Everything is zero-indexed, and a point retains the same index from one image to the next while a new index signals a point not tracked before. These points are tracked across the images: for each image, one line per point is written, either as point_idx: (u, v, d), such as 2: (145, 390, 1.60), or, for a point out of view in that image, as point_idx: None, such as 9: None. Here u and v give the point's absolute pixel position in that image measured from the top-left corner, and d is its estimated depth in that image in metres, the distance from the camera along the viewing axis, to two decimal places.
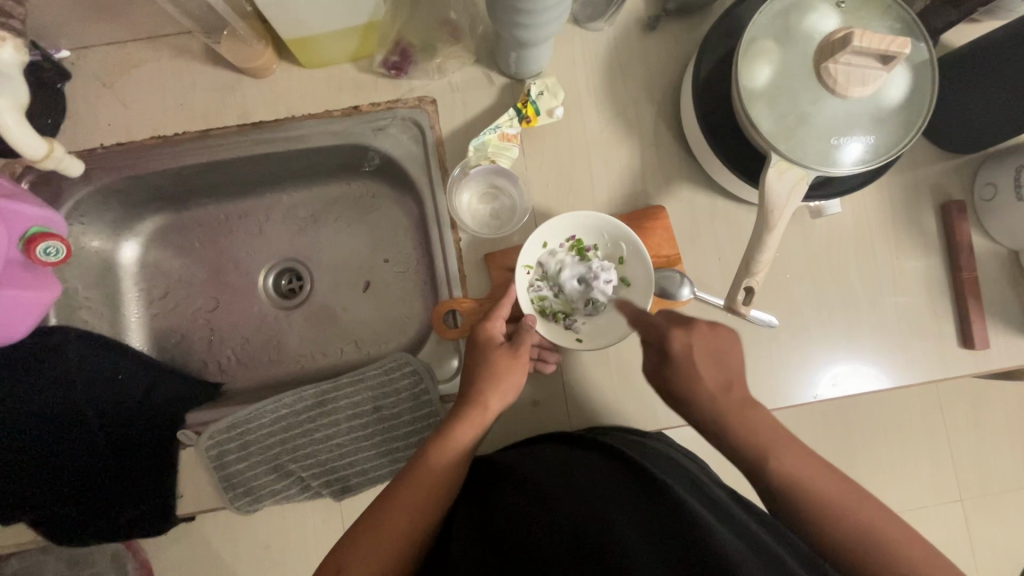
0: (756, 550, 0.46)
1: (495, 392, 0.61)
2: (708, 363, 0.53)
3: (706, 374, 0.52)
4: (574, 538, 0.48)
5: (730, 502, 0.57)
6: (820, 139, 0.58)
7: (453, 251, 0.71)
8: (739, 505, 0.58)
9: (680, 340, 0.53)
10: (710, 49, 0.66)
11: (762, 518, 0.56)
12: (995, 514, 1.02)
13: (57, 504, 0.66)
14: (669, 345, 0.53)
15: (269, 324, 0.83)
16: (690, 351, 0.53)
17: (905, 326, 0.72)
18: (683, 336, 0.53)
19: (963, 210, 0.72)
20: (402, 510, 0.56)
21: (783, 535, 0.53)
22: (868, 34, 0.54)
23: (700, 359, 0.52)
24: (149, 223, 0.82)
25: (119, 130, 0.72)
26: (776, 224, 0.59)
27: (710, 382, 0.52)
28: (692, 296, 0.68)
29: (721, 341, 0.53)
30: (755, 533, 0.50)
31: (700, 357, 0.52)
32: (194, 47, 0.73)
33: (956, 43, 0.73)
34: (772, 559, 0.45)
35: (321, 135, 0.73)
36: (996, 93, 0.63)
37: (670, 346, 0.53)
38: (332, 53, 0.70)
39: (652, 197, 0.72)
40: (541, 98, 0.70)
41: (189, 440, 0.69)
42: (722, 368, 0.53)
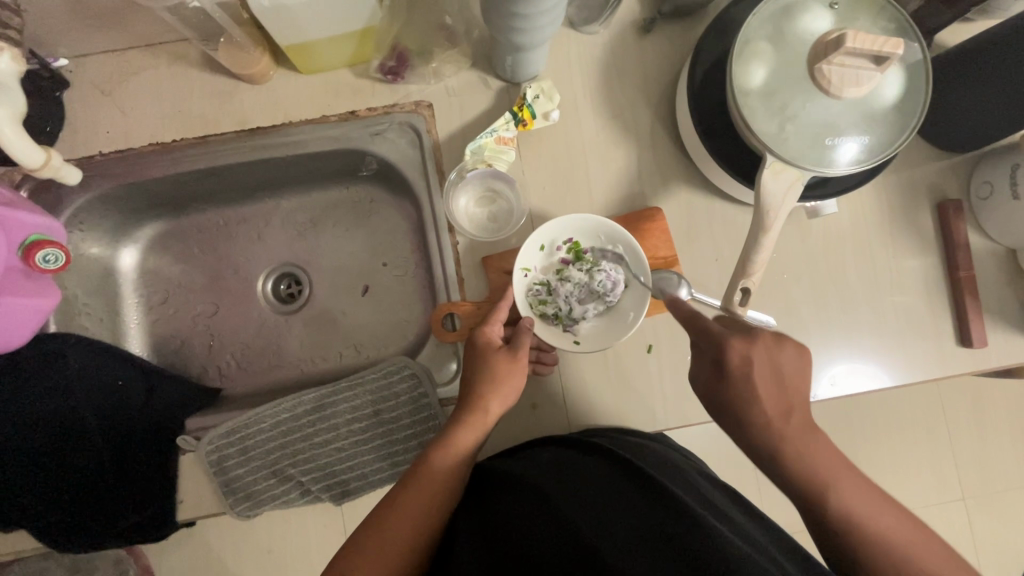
0: (754, 551, 0.46)
1: (494, 396, 0.61)
2: (769, 385, 0.50)
3: (765, 392, 0.49)
4: (573, 539, 0.48)
5: (730, 505, 0.56)
6: (815, 139, 0.58)
7: (451, 254, 0.71)
8: (740, 507, 0.57)
9: (739, 353, 0.50)
10: (705, 51, 0.66)
11: (763, 521, 0.55)
12: (997, 513, 1.02)
13: (57, 511, 0.67)
14: (729, 357, 0.50)
15: (269, 329, 0.84)
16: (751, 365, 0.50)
17: (903, 325, 0.72)
18: (742, 347, 0.50)
19: (959, 210, 0.72)
20: (404, 514, 0.56)
21: (783, 539, 0.52)
22: (861, 35, 0.54)
23: (760, 380, 0.49)
24: (148, 229, 0.82)
25: (117, 137, 0.72)
26: (772, 225, 0.59)
27: (770, 408, 0.49)
28: (691, 297, 0.64)
29: (783, 358, 0.50)
30: (755, 536, 0.50)
31: (760, 377, 0.49)
32: (192, 54, 0.73)
33: (951, 42, 0.73)
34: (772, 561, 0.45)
35: (319, 140, 0.73)
36: (991, 93, 0.63)
37: (729, 359, 0.50)
38: (329, 58, 0.71)
39: (649, 199, 0.72)
40: (538, 102, 0.70)
41: (189, 445, 0.70)
42: (781, 391, 0.50)
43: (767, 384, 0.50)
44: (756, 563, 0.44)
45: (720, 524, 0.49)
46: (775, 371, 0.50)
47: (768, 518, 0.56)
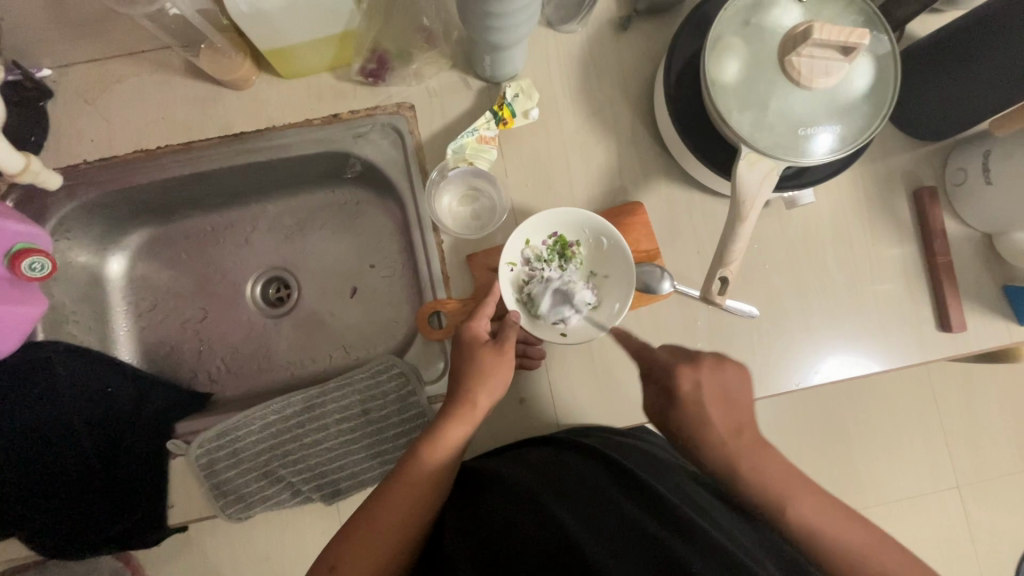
0: (735, 546, 0.46)
1: (481, 389, 0.61)
2: (719, 406, 0.53)
3: (713, 411, 0.53)
4: (555, 536, 0.49)
5: (717, 504, 0.57)
6: (788, 129, 0.59)
7: (436, 253, 0.72)
8: (726, 505, 0.58)
9: (688, 378, 0.54)
10: (680, 47, 0.67)
11: (749, 519, 0.55)
12: (990, 498, 1.02)
13: (49, 518, 0.67)
14: (677, 382, 0.55)
15: (259, 332, 0.84)
16: (699, 391, 0.54)
17: (884, 312, 0.73)
18: (691, 374, 0.54)
19: (935, 196, 0.74)
20: (391, 510, 0.56)
21: (770, 539, 0.52)
22: (828, 26, 0.55)
23: (710, 404, 0.53)
24: (135, 237, 0.83)
25: (102, 146, 0.72)
26: (748, 215, 0.60)
27: (722, 426, 0.52)
28: (673, 289, 0.69)
29: (727, 382, 0.54)
30: (735, 533, 0.50)
31: (708, 402, 0.53)
32: (174, 62, 0.74)
33: (921, 33, 0.75)
34: (754, 560, 0.45)
35: (303, 143, 0.74)
36: (961, 82, 0.64)
37: (680, 387, 0.54)
38: (310, 62, 0.71)
39: (631, 193, 0.73)
40: (517, 100, 0.71)
41: (178, 450, 0.69)
42: (732, 409, 0.53)
43: (717, 406, 0.53)
44: (737, 558, 0.44)
45: (703, 523, 0.49)
46: (724, 397, 0.54)
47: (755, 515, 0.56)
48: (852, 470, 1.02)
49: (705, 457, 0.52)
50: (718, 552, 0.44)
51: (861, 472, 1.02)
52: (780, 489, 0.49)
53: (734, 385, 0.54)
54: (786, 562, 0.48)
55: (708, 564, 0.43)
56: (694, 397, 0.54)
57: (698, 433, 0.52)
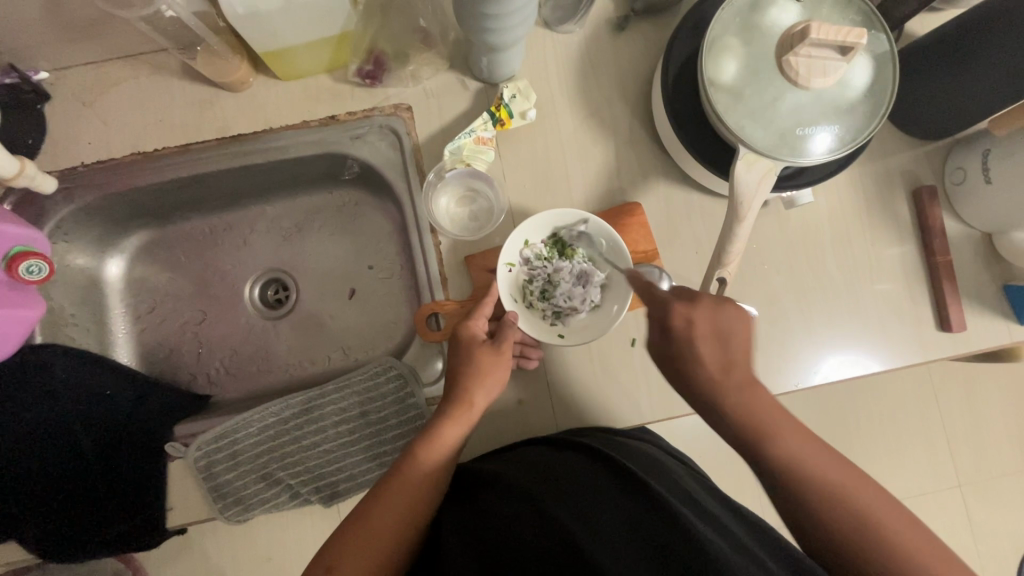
0: (730, 543, 0.46)
1: (479, 389, 0.61)
2: (710, 341, 0.50)
3: (706, 349, 0.49)
4: (554, 534, 0.49)
5: (716, 503, 0.57)
6: (786, 129, 0.59)
7: (434, 254, 0.72)
8: (725, 504, 0.58)
9: (681, 315, 0.50)
10: (677, 47, 0.67)
11: (747, 517, 0.55)
12: (990, 497, 1.02)
13: (48, 522, 0.67)
14: (669, 320, 0.51)
15: (257, 334, 0.84)
16: (691, 330, 0.50)
17: (883, 311, 0.73)
18: (685, 312, 0.50)
19: (934, 195, 0.73)
20: (388, 510, 0.56)
21: (768, 535, 0.52)
22: (825, 26, 0.55)
23: (704, 340, 0.49)
24: (133, 239, 0.83)
25: (99, 148, 0.72)
26: (746, 214, 0.59)
27: (712, 363, 0.49)
28: (670, 290, 0.68)
29: (725, 320, 0.50)
30: (731, 529, 0.50)
31: (702, 336, 0.50)
32: (171, 64, 0.74)
33: (919, 32, 0.75)
34: (751, 555, 0.45)
35: (300, 145, 0.74)
36: (960, 80, 0.64)
37: (672, 324, 0.50)
38: (307, 64, 0.71)
39: (629, 194, 0.73)
40: (514, 101, 0.71)
41: (176, 452, 0.69)
42: (724, 347, 0.50)
43: (710, 343, 0.50)
44: (734, 555, 0.44)
45: (701, 520, 0.49)
46: (718, 332, 0.50)
47: (752, 514, 0.56)
48: None
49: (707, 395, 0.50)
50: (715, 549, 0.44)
51: (862, 472, 1.01)
52: (769, 429, 0.49)
53: (730, 324, 0.50)
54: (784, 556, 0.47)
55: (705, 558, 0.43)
56: (688, 333, 0.50)
57: (688, 371, 0.50)
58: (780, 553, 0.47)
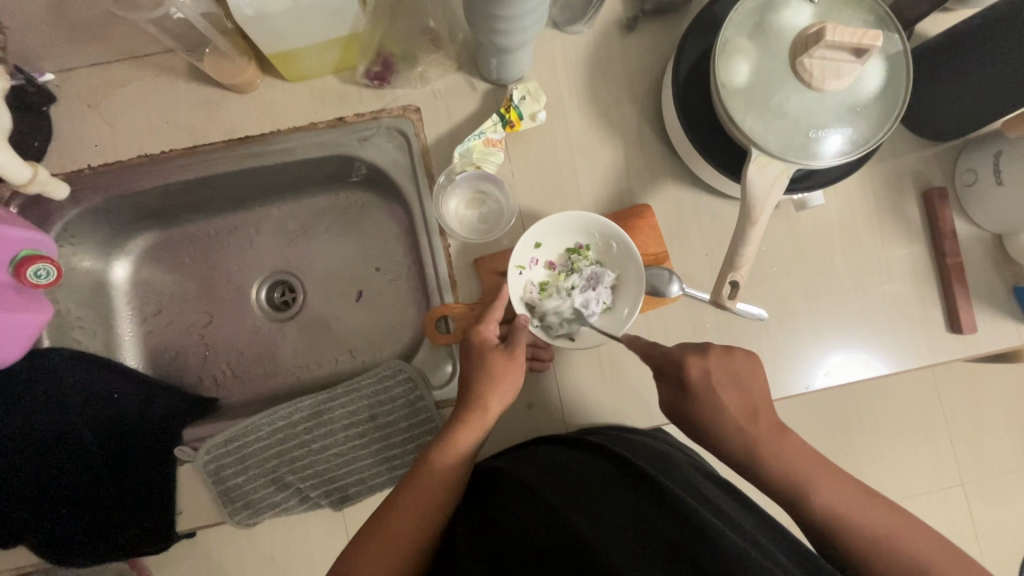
0: (749, 545, 0.45)
1: (492, 393, 0.61)
2: (728, 389, 0.53)
3: (725, 397, 0.52)
4: (568, 535, 0.49)
5: (726, 498, 0.57)
6: (800, 132, 0.58)
7: (443, 257, 0.71)
8: (734, 498, 0.58)
9: (698, 367, 0.53)
10: (687, 48, 0.67)
11: (761, 514, 0.55)
12: (995, 496, 1.02)
13: (57, 526, 0.67)
14: (686, 374, 0.53)
15: (264, 336, 0.84)
16: (709, 379, 0.52)
17: (893, 313, 0.73)
18: (700, 362, 0.53)
19: (945, 196, 0.73)
20: (403, 515, 0.56)
21: (780, 530, 0.52)
22: (840, 28, 0.54)
23: (721, 389, 0.52)
24: (139, 241, 0.82)
25: (105, 150, 0.72)
26: (760, 219, 0.59)
27: (734, 410, 0.52)
28: (682, 292, 0.68)
29: (739, 369, 0.53)
30: (744, 525, 0.50)
31: (720, 385, 0.52)
32: (177, 65, 0.73)
33: (930, 32, 0.74)
34: (766, 553, 0.45)
35: (308, 147, 0.73)
36: (970, 82, 0.64)
37: (689, 376, 0.53)
38: (314, 66, 0.71)
39: (638, 196, 0.73)
40: (524, 103, 0.70)
41: (185, 457, 0.69)
42: (743, 392, 0.53)
43: (729, 391, 0.53)
44: (753, 558, 0.43)
45: (714, 518, 0.49)
46: (736, 383, 0.53)
47: (768, 514, 0.55)
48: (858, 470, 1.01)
49: (727, 441, 0.52)
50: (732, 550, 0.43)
51: (867, 473, 1.01)
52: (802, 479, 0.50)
53: (743, 369, 0.54)
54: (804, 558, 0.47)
55: (722, 558, 0.43)
56: (706, 384, 0.52)
57: (714, 421, 0.52)
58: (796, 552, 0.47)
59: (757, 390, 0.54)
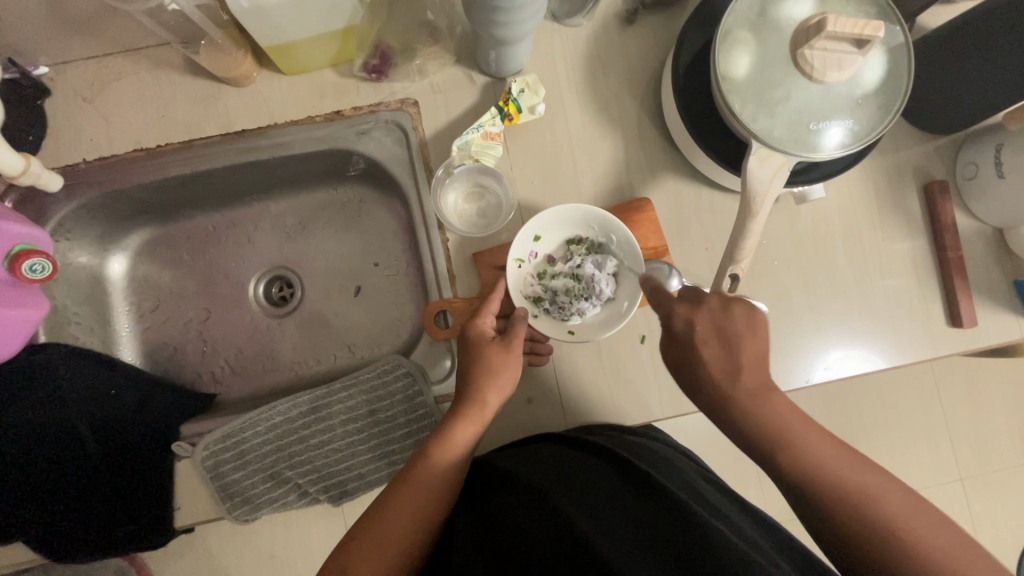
0: (751, 548, 0.45)
1: (491, 387, 0.60)
2: (715, 345, 0.50)
3: (709, 352, 0.50)
4: (566, 530, 0.48)
5: (726, 503, 0.56)
6: (801, 125, 0.58)
7: (442, 251, 0.71)
8: (736, 504, 0.57)
9: (683, 319, 0.51)
10: (688, 40, 0.66)
11: (764, 521, 0.55)
12: (994, 491, 1.02)
13: (54, 523, 0.66)
14: (672, 326, 0.52)
15: (262, 332, 0.83)
16: (694, 330, 0.50)
17: (894, 307, 0.73)
18: (685, 313, 0.51)
19: (945, 189, 0.73)
20: (402, 511, 0.56)
21: (780, 535, 0.52)
22: (841, 18, 0.54)
23: (706, 341, 0.50)
24: (136, 237, 0.82)
25: (101, 144, 0.71)
26: (759, 211, 0.59)
27: (717, 369, 0.49)
28: (682, 286, 0.68)
29: (734, 322, 0.50)
30: (746, 531, 0.49)
31: (705, 337, 0.50)
32: (173, 59, 0.73)
33: (931, 25, 0.74)
34: (768, 558, 0.45)
35: (305, 141, 0.73)
36: (970, 75, 0.64)
37: (673, 326, 0.52)
38: (311, 59, 0.70)
39: (638, 190, 0.72)
40: (522, 96, 0.70)
41: (183, 452, 0.69)
42: (731, 350, 0.49)
43: (716, 347, 0.50)
44: (753, 560, 0.43)
45: (716, 522, 0.48)
46: (726, 338, 0.50)
47: (769, 520, 0.55)
48: None
49: (708, 400, 0.50)
50: (732, 551, 0.43)
51: None
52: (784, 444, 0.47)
53: (739, 327, 0.50)
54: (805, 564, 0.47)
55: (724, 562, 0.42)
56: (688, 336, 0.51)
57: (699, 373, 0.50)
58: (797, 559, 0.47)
59: (754, 349, 0.49)
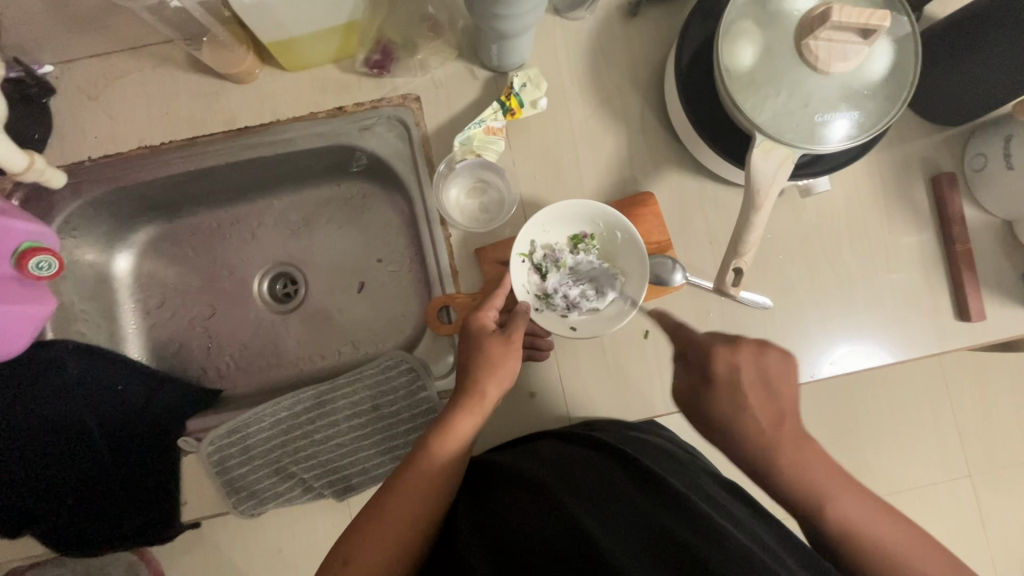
0: (759, 547, 0.45)
1: (490, 379, 0.60)
2: (759, 392, 0.52)
3: (753, 398, 0.51)
4: (570, 525, 0.48)
5: (737, 502, 0.55)
6: (804, 116, 0.57)
7: (444, 247, 0.71)
8: (747, 504, 0.56)
9: (724, 363, 0.53)
10: (691, 33, 0.66)
11: (766, 514, 0.54)
12: (1004, 487, 1.01)
13: (63, 517, 0.67)
14: (712, 366, 0.54)
15: (266, 328, 0.84)
16: (736, 375, 0.53)
17: (900, 301, 0.72)
18: (728, 356, 0.53)
19: (953, 181, 0.72)
20: (402, 503, 0.56)
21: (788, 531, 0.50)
22: (847, 8, 0.53)
23: (749, 389, 0.52)
24: (142, 233, 0.82)
25: (106, 142, 0.72)
26: (763, 205, 0.59)
27: (763, 414, 0.51)
28: (685, 281, 0.68)
29: (769, 372, 0.53)
30: (754, 526, 0.49)
31: (749, 386, 0.52)
32: (177, 56, 0.73)
33: (940, 14, 0.73)
34: (776, 556, 0.44)
35: (307, 137, 0.73)
36: (974, 68, 0.63)
37: (715, 369, 0.53)
38: (313, 55, 0.70)
39: (641, 184, 0.72)
40: (525, 90, 0.70)
41: (190, 447, 0.69)
42: (772, 397, 0.52)
43: (757, 393, 0.52)
44: (760, 560, 0.43)
45: (721, 517, 0.48)
46: (765, 385, 0.52)
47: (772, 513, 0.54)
48: (864, 461, 1.00)
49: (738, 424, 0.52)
50: (740, 550, 0.43)
51: (871, 464, 1.00)
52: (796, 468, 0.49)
53: (776, 373, 0.53)
54: (811, 556, 0.47)
55: (728, 558, 0.42)
56: (731, 380, 0.53)
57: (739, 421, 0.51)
58: (802, 553, 0.47)
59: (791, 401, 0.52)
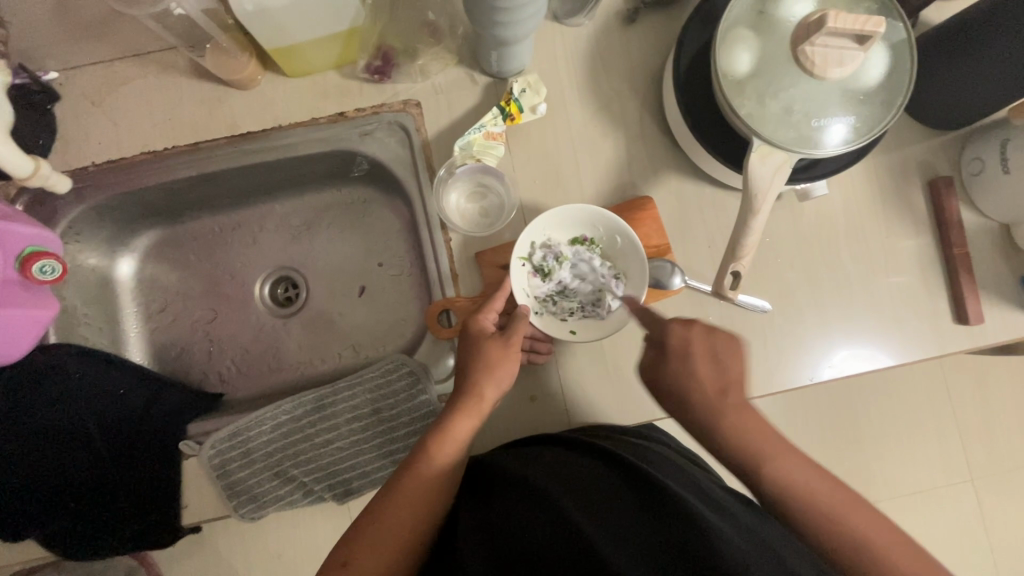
0: (757, 550, 0.45)
1: (488, 382, 0.60)
2: (707, 363, 0.55)
3: (699, 364, 0.55)
4: (568, 530, 0.48)
5: (736, 506, 0.55)
6: (801, 121, 0.58)
7: (444, 250, 0.71)
8: (746, 507, 0.56)
9: (676, 334, 0.56)
10: (688, 38, 0.66)
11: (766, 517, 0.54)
12: (1006, 492, 1.00)
13: (64, 521, 0.67)
14: (666, 337, 0.57)
15: (267, 332, 0.84)
16: (686, 343, 0.56)
17: (899, 305, 0.72)
18: (680, 328, 0.56)
19: (951, 185, 0.72)
20: (402, 505, 0.56)
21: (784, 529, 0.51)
22: (842, 15, 0.54)
23: (697, 355, 0.55)
24: (144, 238, 0.83)
25: (109, 148, 0.72)
26: (760, 208, 0.59)
27: (707, 383, 0.54)
28: (685, 284, 0.68)
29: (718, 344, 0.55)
30: (755, 530, 0.49)
31: (695, 354, 0.55)
32: (180, 62, 0.74)
33: (935, 19, 0.74)
34: (773, 559, 0.45)
35: (309, 142, 0.73)
36: (969, 73, 0.64)
37: (668, 339, 0.57)
38: (315, 61, 0.71)
39: (639, 188, 0.73)
40: (524, 95, 0.71)
41: (190, 450, 0.71)
42: (719, 368, 0.55)
43: (704, 362, 0.55)
44: (758, 563, 0.43)
45: (718, 520, 0.48)
46: (712, 355, 0.55)
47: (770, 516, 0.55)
48: (865, 465, 1.00)
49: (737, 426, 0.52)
50: (737, 553, 0.43)
51: (874, 468, 1.00)
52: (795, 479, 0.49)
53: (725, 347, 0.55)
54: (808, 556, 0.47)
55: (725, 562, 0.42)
56: (682, 349, 0.56)
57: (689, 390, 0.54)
58: (801, 556, 0.47)
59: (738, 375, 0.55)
